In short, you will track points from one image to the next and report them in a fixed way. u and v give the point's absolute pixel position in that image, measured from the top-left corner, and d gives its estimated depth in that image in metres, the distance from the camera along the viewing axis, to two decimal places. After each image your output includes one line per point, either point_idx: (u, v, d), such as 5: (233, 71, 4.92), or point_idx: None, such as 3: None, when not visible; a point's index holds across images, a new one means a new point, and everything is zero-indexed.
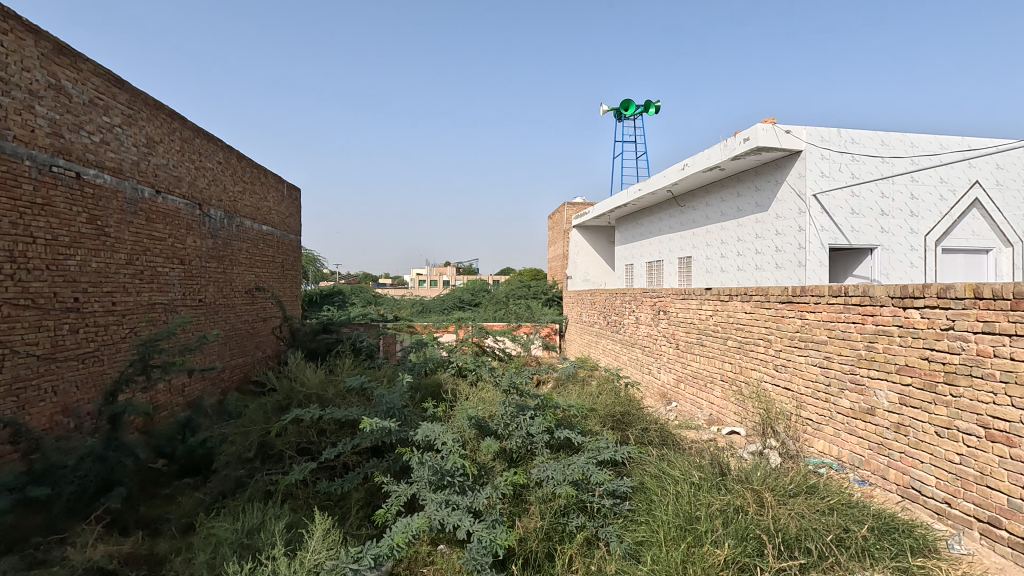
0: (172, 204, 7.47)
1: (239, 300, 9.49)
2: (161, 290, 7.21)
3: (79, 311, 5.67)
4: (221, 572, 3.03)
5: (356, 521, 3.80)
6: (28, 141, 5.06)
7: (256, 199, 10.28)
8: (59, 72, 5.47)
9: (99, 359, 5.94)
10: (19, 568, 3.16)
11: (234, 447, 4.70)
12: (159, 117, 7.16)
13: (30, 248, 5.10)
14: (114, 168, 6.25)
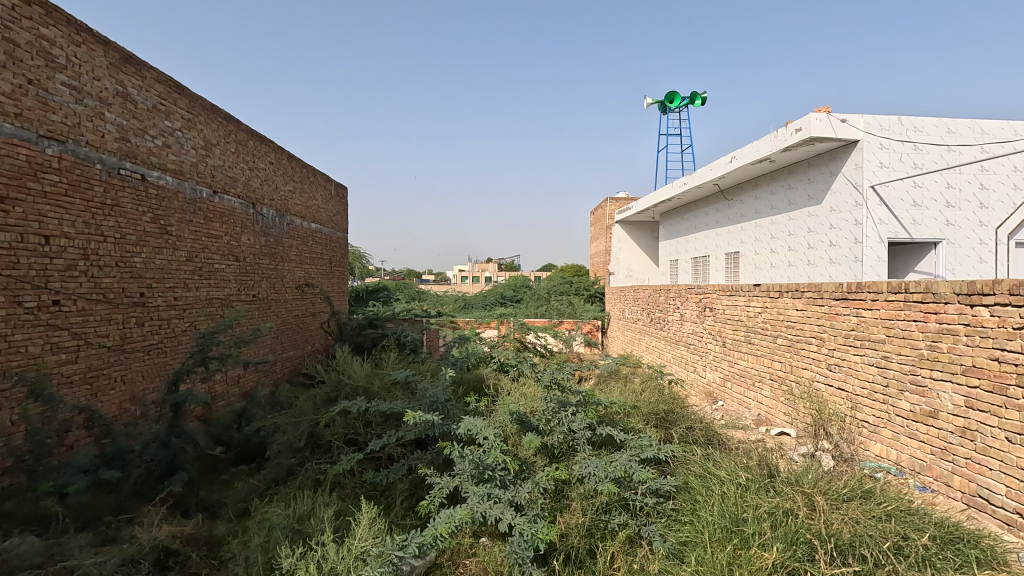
0: (228, 204, 7.82)
1: (289, 296, 9.86)
2: (218, 286, 7.55)
3: (144, 305, 6.02)
4: (274, 555, 3.15)
5: (401, 511, 3.89)
6: (99, 146, 5.43)
7: (306, 197, 10.64)
8: (126, 80, 5.81)
9: (162, 351, 6.31)
10: (93, 545, 3.40)
11: (286, 436, 4.89)
12: (215, 121, 7.49)
13: (101, 246, 5.45)
14: (175, 170, 6.61)
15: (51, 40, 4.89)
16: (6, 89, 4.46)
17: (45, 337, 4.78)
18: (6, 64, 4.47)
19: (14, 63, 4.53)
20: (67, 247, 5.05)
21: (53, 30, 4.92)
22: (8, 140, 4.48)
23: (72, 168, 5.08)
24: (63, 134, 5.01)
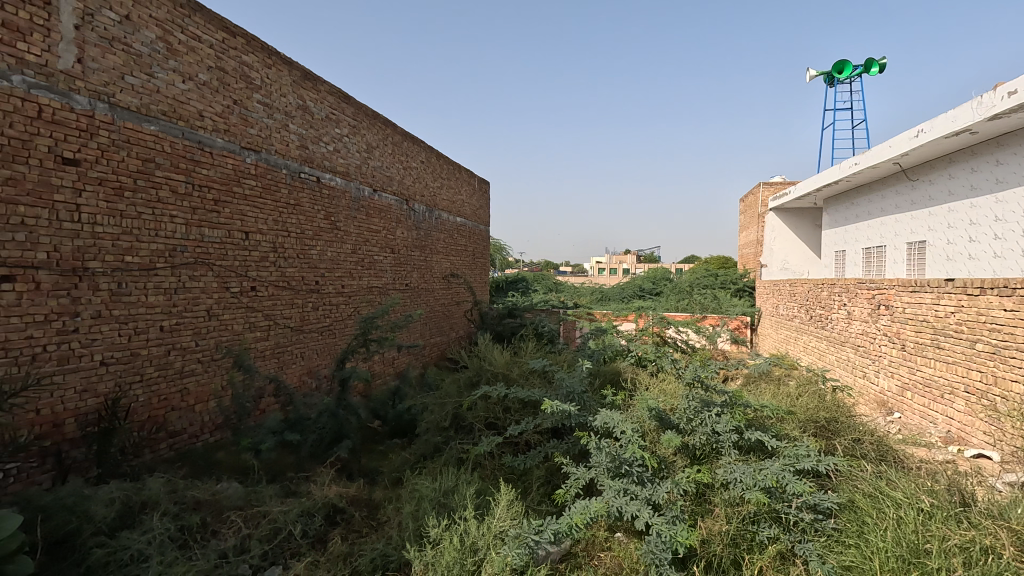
0: (386, 201, 8.60)
1: (437, 286, 10.58)
2: (377, 276, 8.37)
3: (318, 292, 6.97)
4: (423, 524, 3.42)
5: (538, 497, 3.98)
6: (285, 153, 6.35)
7: (453, 193, 11.31)
8: (305, 95, 6.67)
9: (332, 332, 7.29)
10: (280, 495, 4.01)
11: (433, 416, 5.27)
12: (376, 126, 8.27)
13: (286, 240, 6.42)
14: (343, 172, 7.44)
15: (250, 65, 5.83)
16: (218, 110, 5.46)
17: (245, 317, 5.85)
18: (218, 89, 5.46)
19: (224, 88, 5.51)
20: (261, 241, 6.04)
21: (251, 57, 5.84)
22: (221, 153, 5.50)
23: (265, 174, 6.07)
24: (258, 145, 5.98)
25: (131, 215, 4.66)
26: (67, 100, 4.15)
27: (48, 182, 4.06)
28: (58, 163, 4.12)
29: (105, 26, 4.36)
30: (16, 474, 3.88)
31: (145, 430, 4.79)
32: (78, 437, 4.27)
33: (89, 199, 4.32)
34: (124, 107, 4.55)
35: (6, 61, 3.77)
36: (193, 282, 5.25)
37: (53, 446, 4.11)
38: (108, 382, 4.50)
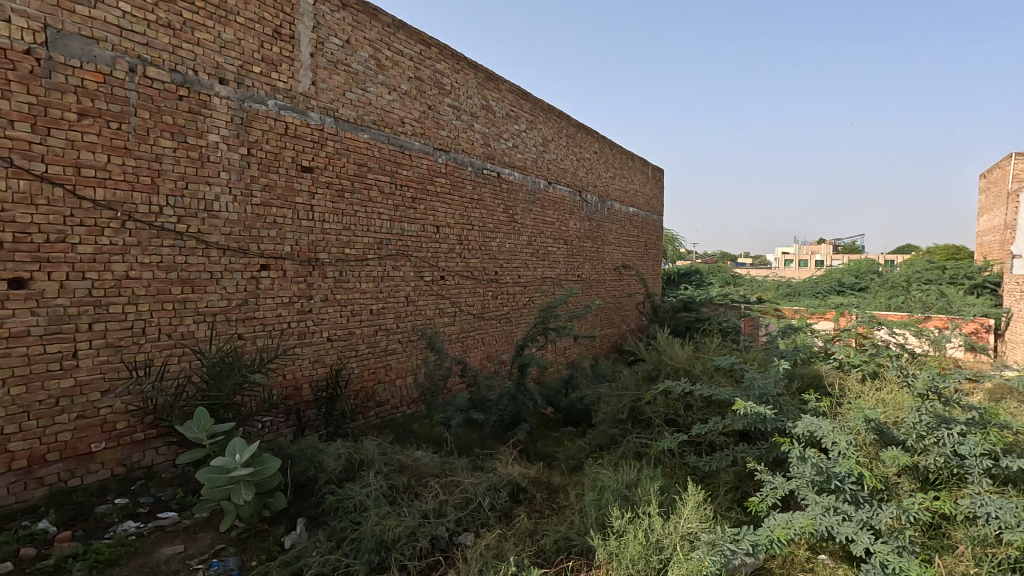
0: (559, 193, 8.77)
1: (608, 277, 10.53)
2: (551, 266, 8.60)
3: (497, 281, 7.41)
4: (606, 514, 3.41)
5: (726, 502, 3.74)
6: (470, 152, 6.83)
7: (625, 182, 11.11)
8: (488, 96, 7.09)
9: (509, 320, 7.70)
10: (468, 469, 4.35)
11: (609, 407, 5.22)
12: (551, 119, 8.46)
13: (470, 233, 6.91)
14: (520, 166, 7.76)
15: (442, 72, 6.36)
16: (416, 116, 6.06)
17: (436, 304, 6.46)
18: (417, 97, 6.06)
19: (421, 95, 6.09)
20: (450, 234, 6.60)
21: (443, 64, 6.37)
22: (418, 155, 6.09)
23: (453, 172, 6.58)
24: (448, 146, 6.50)
25: (350, 213, 5.40)
26: (305, 117, 4.94)
27: (292, 187, 4.87)
28: (299, 171, 4.93)
29: (332, 51, 5.10)
30: (270, 426, 4.77)
31: (360, 399, 5.55)
32: (312, 399, 5.12)
33: (320, 200, 5.11)
34: (345, 119, 5.29)
35: (265, 88, 4.61)
36: (395, 271, 5.92)
37: (295, 406, 4.96)
38: (332, 355, 5.31)
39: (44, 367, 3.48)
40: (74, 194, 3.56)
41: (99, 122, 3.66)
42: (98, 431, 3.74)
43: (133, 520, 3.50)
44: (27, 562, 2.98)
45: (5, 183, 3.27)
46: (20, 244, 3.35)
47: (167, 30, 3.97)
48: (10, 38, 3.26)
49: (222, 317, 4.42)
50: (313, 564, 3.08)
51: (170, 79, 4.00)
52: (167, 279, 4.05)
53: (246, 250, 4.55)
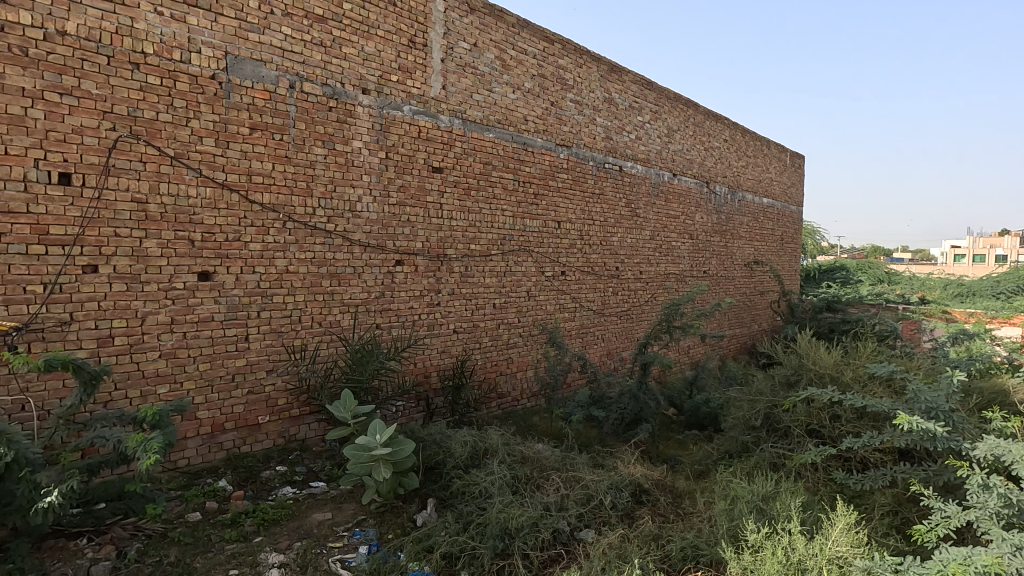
0: (685, 185, 8.37)
1: (738, 273, 9.87)
2: (675, 262, 8.26)
3: (618, 277, 7.27)
4: (739, 526, 3.20)
5: (883, 528, 3.33)
6: (592, 146, 6.76)
7: (759, 171, 10.31)
8: (611, 88, 6.96)
9: (630, 317, 7.54)
10: (589, 466, 4.33)
11: (741, 413, 4.87)
12: (677, 108, 8.09)
13: (591, 228, 6.85)
14: (644, 159, 7.53)
15: (565, 67, 6.35)
16: (539, 113, 6.12)
17: (556, 299, 6.50)
18: (540, 94, 6.11)
19: (544, 92, 6.14)
20: (571, 230, 6.59)
21: (566, 59, 6.36)
22: (540, 151, 6.16)
23: (575, 167, 6.56)
24: (570, 141, 6.49)
25: (475, 211, 5.61)
26: (436, 120, 5.21)
27: (424, 187, 5.17)
28: (430, 171, 5.22)
29: (461, 55, 5.32)
30: (403, 410, 5.13)
31: (483, 389, 5.77)
32: (439, 387, 5.41)
33: (448, 199, 5.37)
34: (472, 120, 5.49)
35: (401, 95, 4.94)
36: (517, 267, 6.05)
37: (424, 392, 5.28)
38: (458, 346, 5.57)
39: (224, 348, 4.05)
40: (247, 198, 4.09)
41: (266, 134, 4.16)
42: (264, 405, 4.28)
43: (290, 486, 3.96)
44: (211, 513, 3.49)
45: (197, 190, 3.85)
46: (207, 243, 3.93)
47: (320, 48, 4.39)
48: (200, 66, 3.82)
49: (363, 308, 4.83)
50: (442, 543, 3.26)
51: (322, 93, 4.43)
52: (319, 273, 4.51)
53: (383, 246, 4.92)
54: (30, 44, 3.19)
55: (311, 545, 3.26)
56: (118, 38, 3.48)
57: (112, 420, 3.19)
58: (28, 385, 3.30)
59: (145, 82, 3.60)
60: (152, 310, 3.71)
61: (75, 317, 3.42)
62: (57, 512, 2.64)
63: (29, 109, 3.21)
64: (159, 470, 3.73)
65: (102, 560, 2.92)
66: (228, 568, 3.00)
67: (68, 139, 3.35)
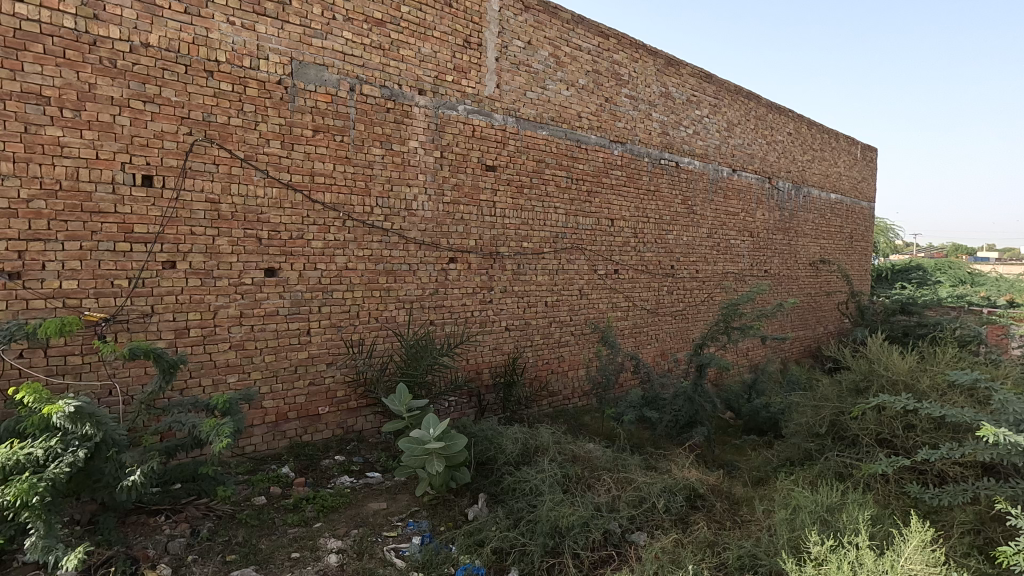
0: (746, 180, 8.06)
1: (802, 273, 9.43)
2: (733, 261, 7.98)
3: (673, 276, 7.10)
4: (800, 537, 3.06)
5: (962, 547, 3.09)
6: (648, 142, 6.62)
7: (826, 165, 9.80)
8: (668, 82, 6.79)
9: (685, 317, 7.35)
10: (641, 467, 4.26)
11: (804, 419, 4.65)
12: (738, 101, 7.80)
13: (646, 226, 6.72)
14: (701, 154, 7.31)
15: (620, 62, 6.25)
16: (594, 110, 6.05)
17: (609, 298, 6.42)
18: (594, 91, 6.05)
19: (599, 88, 6.07)
20: (624, 227, 6.49)
21: (622, 54, 6.26)
22: (594, 148, 6.09)
23: (629, 163, 6.45)
24: (625, 137, 6.38)
25: (528, 209, 5.62)
26: (490, 119, 5.25)
27: (477, 186, 5.22)
28: (483, 170, 5.26)
29: (515, 53, 5.34)
30: (455, 406, 5.22)
31: (534, 387, 5.78)
32: (491, 384, 5.46)
33: (501, 197, 5.40)
34: (525, 118, 5.50)
35: (456, 95, 5.00)
36: (569, 265, 6.02)
37: (476, 389, 5.35)
38: (510, 344, 5.60)
39: (288, 341, 4.25)
40: (310, 197, 4.26)
41: (328, 136, 4.32)
42: (324, 397, 4.46)
43: (348, 475, 4.11)
44: (275, 498, 3.67)
45: (264, 191, 4.05)
46: (273, 241, 4.12)
47: (379, 50, 4.51)
48: (268, 72, 4.01)
49: (418, 305, 4.93)
50: (493, 538, 3.29)
51: (380, 95, 4.56)
52: (376, 270, 4.65)
53: (437, 245, 5.01)
54: (119, 56, 3.45)
55: (367, 533, 3.38)
56: (194, 48, 3.71)
57: (187, 407, 3.42)
58: (115, 372, 3.57)
59: (218, 88, 3.81)
60: (223, 305, 3.94)
61: (156, 310, 3.67)
62: (139, 490, 2.83)
63: (117, 116, 3.47)
64: (229, 455, 3.96)
65: (178, 537, 3.13)
66: (290, 550, 3.15)
67: (151, 143, 3.59)
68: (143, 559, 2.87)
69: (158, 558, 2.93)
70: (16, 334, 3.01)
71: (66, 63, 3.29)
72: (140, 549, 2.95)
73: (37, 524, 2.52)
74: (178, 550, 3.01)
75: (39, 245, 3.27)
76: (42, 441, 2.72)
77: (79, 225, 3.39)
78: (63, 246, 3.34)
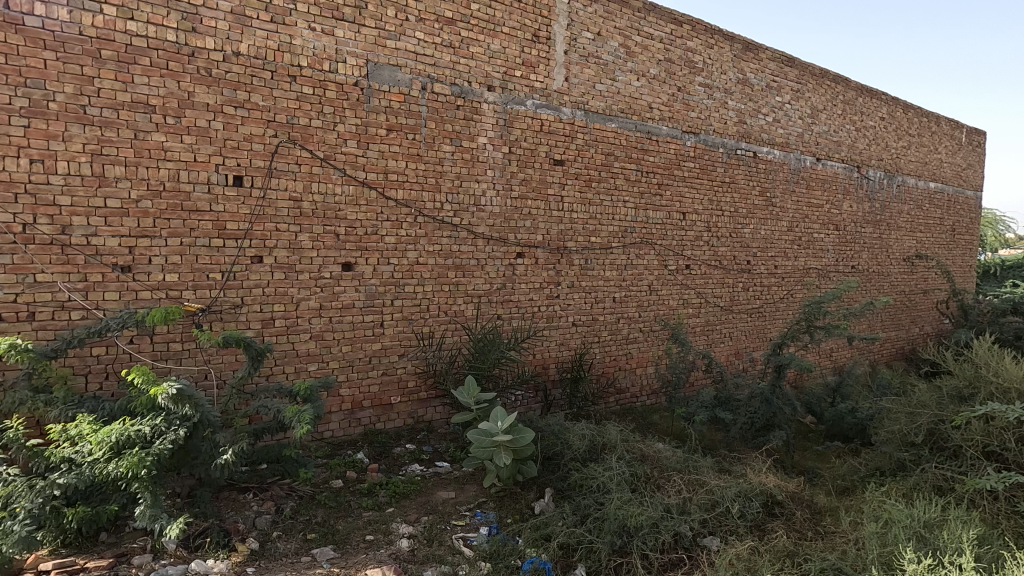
0: (831, 170, 7.55)
1: (895, 269, 8.72)
2: (816, 256, 7.51)
3: (750, 272, 6.78)
4: (893, 552, 2.84)
5: None
6: (723, 132, 6.34)
7: (924, 151, 9.00)
8: (746, 67, 6.47)
9: (763, 314, 7.01)
10: (713, 470, 4.10)
11: (897, 426, 4.30)
12: (823, 85, 7.30)
13: (720, 220, 6.45)
14: (782, 143, 6.92)
15: (694, 50, 6.02)
16: (665, 100, 5.86)
17: (680, 294, 6.22)
18: (666, 80, 5.86)
19: (671, 77, 5.88)
20: (697, 221, 6.26)
21: (696, 41, 6.02)
22: (665, 140, 5.90)
23: (703, 155, 6.21)
24: (698, 128, 6.15)
25: (596, 203, 5.54)
26: (558, 112, 5.21)
27: (545, 180, 5.21)
28: (551, 164, 5.24)
29: (584, 45, 5.26)
30: (522, 400, 5.24)
31: (601, 383, 5.71)
32: (557, 379, 5.45)
33: (569, 191, 5.36)
34: (594, 111, 5.41)
35: (525, 90, 5.01)
36: (638, 260, 5.89)
37: (543, 383, 5.36)
38: (577, 339, 5.55)
39: (363, 333, 4.43)
40: (384, 195, 4.41)
41: (400, 134, 4.45)
42: (396, 387, 4.62)
43: (418, 464, 4.24)
44: (351, 482, 3.85)
45: (342, 189, 4.23)
46: (350, 236, 4.30)
47: (449, 49, 4.59)
48: (346, 74, 4.18)
49: (486, 299, 5.00)
50: (560, 533, 3.29)
51: (451, 92, 4.64)
52: (445, 265, 4.75)
53: (505, 239, 5.05)
54: (213, 65, 3.71)
55: (436, 521, 3.47)
56: (279, 54, 3.93)
57: (273, 392, 3.65)
58: (210, 358, 3.87)
59: (300, 92, 4.02)
60: (305, 297, 4.16)
61: (246, 302, 3.94)
62: (231, 469, 3.06)
63: (212, 122, 3.74)
64: (309, 439, 4.19)
65: (264, 513, 3.34)
66: (365, 533, 3.29)
67: (241, 146, 3.85)
68: (234, 532, 3.10)
69: (247, 532, 3.15)
70: (128, 322, 3.32)
71: (169, 74, 3.59)
72: (231, 523, 3.18)
73: (144, 495, 2.79)
74: (264, 526, 3.22)
75: (146, 241, 3.59)
76: (148, 420, 2.98)
77: (180, 222, 3.68)
78: (167, 242, 3.65)
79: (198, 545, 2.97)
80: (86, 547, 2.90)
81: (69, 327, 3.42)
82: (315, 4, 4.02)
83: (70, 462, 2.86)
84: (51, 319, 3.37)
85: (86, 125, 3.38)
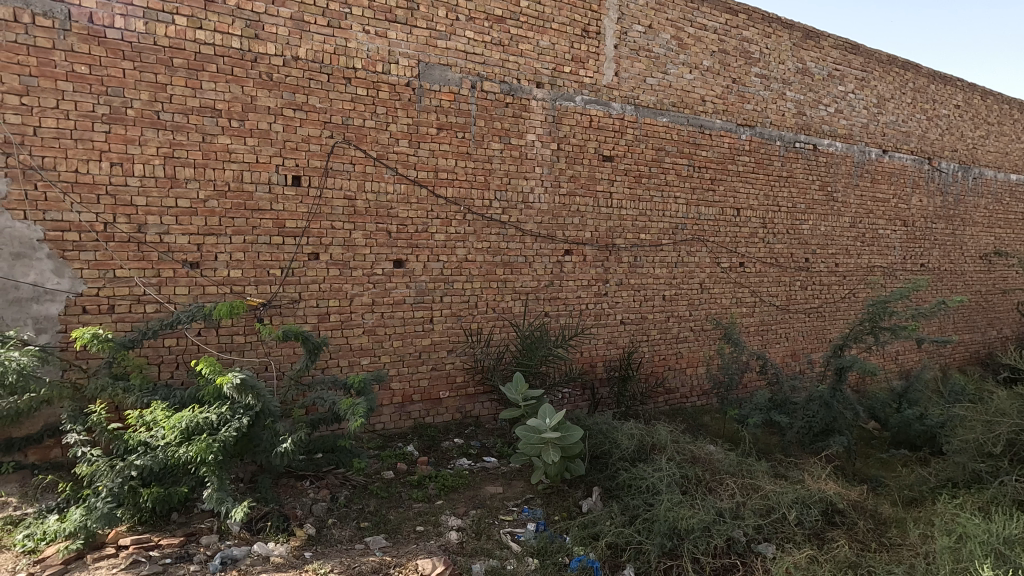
0: (899, 162, 7.14)
1: (970, 268, 8.15)
2: (882, 253, 7.12)
3: (808, 270, 6.50)
4: (968, 569, 2.67)
5: None
6: (780, 124, 6.10)
7: (1005, 141, 8.35)
8: (806, 57, 6.20)
9: (822, 314, 6.71)
10: (768, 474, 3.97)
11: (972, 435, 4.03)
12: (891, 73, 6.89)
13: (777, 216, 6.21)
14: (845, 135, 6.60)
15: (750, 39, 5.81)
16: (719, 92, 5.69)
17: (733, 292, 6.03)
18: (721, 72, 5.68)
19: (725, 69, 5.69)
20: (752, 217, 6.05)
21: (752, 30, 5.81)
22: (719, 133, 5.73)
23: (759, 149, 5.99)
24: (754, 120, 5.93)
25: (646, 199, 5.44)
26: (608, 108, 5.15)
27: (594, 177, 5.16)
28: (600, 160, 5.18)
29: (635, 39, 5.17)
30: (569, 398, 5.23)
31: (650, 382, 5.63)
32: (605, 378, 5.40)
33: (618, 188, 5.28)
34: (645, 105, 5.31)
35: (574, 86, 4.97)
36: (689, 257, 5.75)
37: (591, 381, 5.32)
38: (625, 338, 5.48)
39: (413, 328, 4.52)
40: (434, 193, 4.49)
41: (450, 134, 4.51)
42: (445, 382, 4.69)
43: (466, 458, 4.29)
44: (401, 473, 3.94)
45: (394, 187, 4.33)
46: (402, 234, 4.40)
47: (498, 47, 4.61)
48: (398, 75, 4.27)
49: (533, 296, 5.01)
50: (608, 532, 3.26)
51: (500, 91, 4.66)
52: (494, 262, 4.79)
53: (554, 237, 5.04)
54: (274, 70, 3.87)
55: (484, 515, 3.50)
56: (336, 57, 4.05)
57: (328, 384, 3.78)
58: (270, 350, 4.05)
59: (355, 94, 4.13)
60: (358, 293, 4.29)
61: (303, 297, 4.09)
62: (290, 457, 3.20)
63: (273, 124, 3.90)
64: (363, 431, 4.32)
65: (320, 501, 3.47)
66: (415, 524, 3.37)
67: (300, 147, 4.00)
68: (293, 518, 3.23)
69: (305, 517, 3.29)
70: (196, 315, 3.51)
71: (234, 80, 3.76)
72: (290, 508, 3.32)
73: (212, 479, 2.96)
74: (321, 513, 3.35)
75: (213, 239, 3.79)
76: (215, 407, 3.15)
77: (243, 221, 3.87)
78: (231, 240, 3.84)
79: (260, 528, 3.13)
80: (160, 525, 3.10)
81: (144, 319, 3.65)
82: (369, 8, 4.12)
83: (145, 445, 3.05)
84: (128, 312, 3.61)
85: (160, 130, 3.59)
